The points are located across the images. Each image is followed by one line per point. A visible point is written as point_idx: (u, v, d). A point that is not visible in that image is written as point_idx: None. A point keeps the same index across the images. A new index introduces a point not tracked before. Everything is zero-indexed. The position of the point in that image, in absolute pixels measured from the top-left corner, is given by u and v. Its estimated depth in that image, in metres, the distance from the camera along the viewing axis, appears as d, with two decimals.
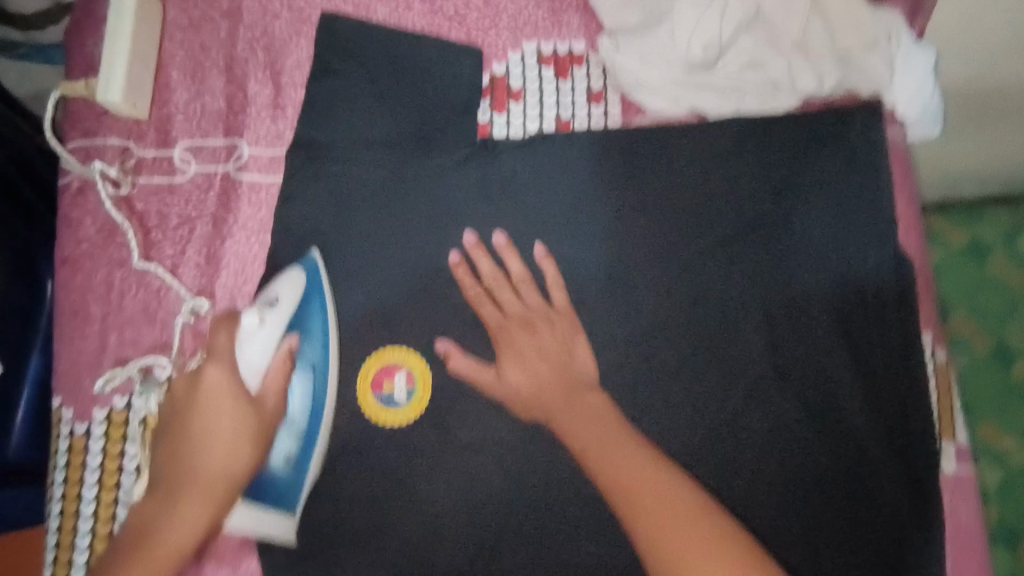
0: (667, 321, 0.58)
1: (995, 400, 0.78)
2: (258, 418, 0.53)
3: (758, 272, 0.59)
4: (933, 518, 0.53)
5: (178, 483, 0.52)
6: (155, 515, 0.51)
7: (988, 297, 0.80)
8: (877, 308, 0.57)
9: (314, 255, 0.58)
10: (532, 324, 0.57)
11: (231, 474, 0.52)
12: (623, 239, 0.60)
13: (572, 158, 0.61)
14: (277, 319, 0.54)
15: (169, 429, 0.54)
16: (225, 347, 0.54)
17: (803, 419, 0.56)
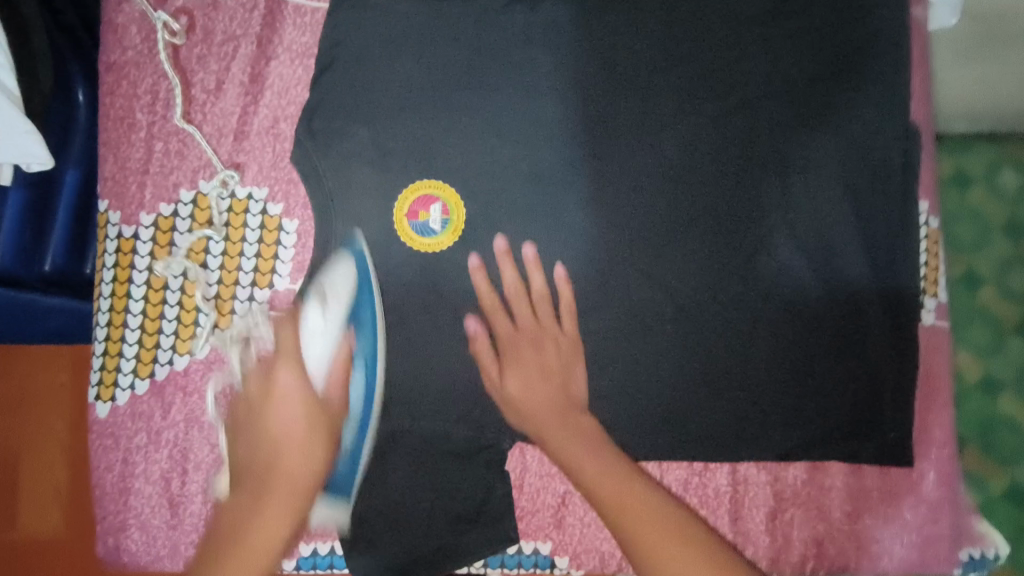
0: (692, 172, 0.61)
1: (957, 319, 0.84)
2: (327, 416, 0.57)
3: (783, 133, 0.61)
4: (906, 360, 0.61)
5: (259, 492, 0.54)
6: (245, 513, 0.54)
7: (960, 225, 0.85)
8: (886, 174, 0.62)
9: (358, 240, 0.59)
10: (542, 347, 0.60)
11: (313, 467, 0.55)
12: (657, 90, 0.61)
13: (615, 9, 0.62)
14: (335, 312, 0.57)
15: (240, 425, 0.56)
16: (291, 346, 0.57)
17: (807, 271, 0.61)
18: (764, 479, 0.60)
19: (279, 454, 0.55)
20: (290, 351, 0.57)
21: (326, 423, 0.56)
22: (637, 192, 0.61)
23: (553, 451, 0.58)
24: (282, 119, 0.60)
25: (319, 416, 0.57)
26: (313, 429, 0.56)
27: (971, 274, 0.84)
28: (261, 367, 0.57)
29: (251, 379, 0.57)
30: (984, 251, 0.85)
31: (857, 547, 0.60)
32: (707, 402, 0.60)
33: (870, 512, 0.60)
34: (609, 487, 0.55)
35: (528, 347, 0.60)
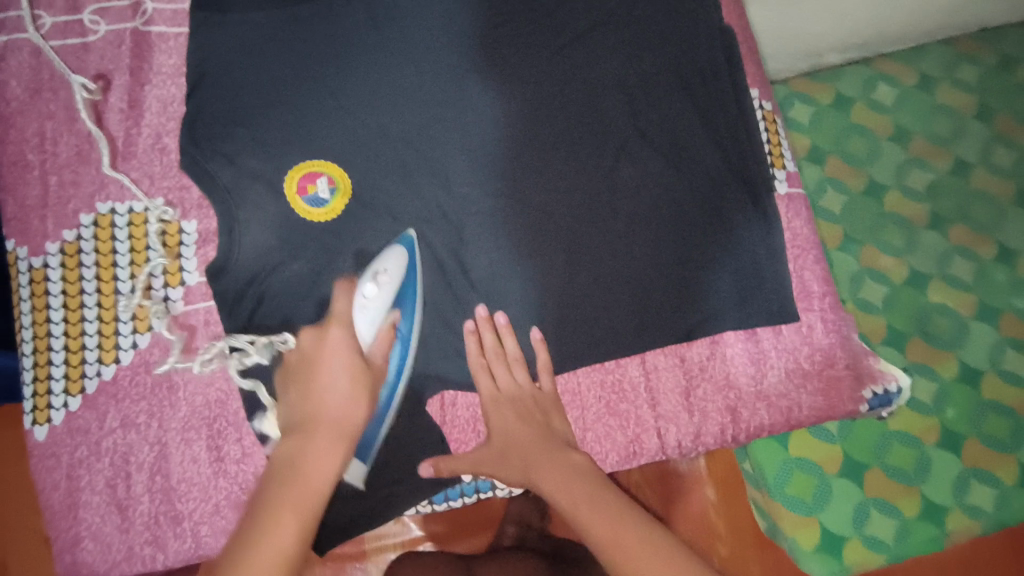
0: (546, 104, 0.68)
1: (871, 226, 0.93)
2: (371, 375, 0.60)
3: (618, 54, 0.69)
4: (772, 228, 0.67)
5: (312, 419, 0.56)
6: (299, 451, 0.55)
7: (854, 142, 0.96)
8: (712, 71, 0.70)
9: (410, 235, 0.65)
10: (523, 404, 0.63)
11: (358, 413, 0.58)
12: (500, 40, 0.68)
13: None
14: (389, 288, 0.62)
15: (295, 366, 0.60)
16: (343, 311, 0.61)
17: (666, 167, 0.67)
18: (669, 362, 0.65)
19: (323, 398, 0.57)
20: (342, 318, 0.61)
21: (369, 380, 0.60)
22: (501, 129, 0.68)
23: (539, 482, 0.60)
24: (165, 135, 0.66)
25: (359, 372, 0.59)
26: (357, 391, 0.58)
27: (873, 184, 0.95)
28: (316, 325, 0.62)
29: (307, 339, 0.61)
30: (875, 163, 0.95)
31: (767, 405, 0.65)
32: (606, 304, 0.65)
33: (773, 370, 0.65)
34: (589, 506, 0.57)
35: (511, 408, 0.63)
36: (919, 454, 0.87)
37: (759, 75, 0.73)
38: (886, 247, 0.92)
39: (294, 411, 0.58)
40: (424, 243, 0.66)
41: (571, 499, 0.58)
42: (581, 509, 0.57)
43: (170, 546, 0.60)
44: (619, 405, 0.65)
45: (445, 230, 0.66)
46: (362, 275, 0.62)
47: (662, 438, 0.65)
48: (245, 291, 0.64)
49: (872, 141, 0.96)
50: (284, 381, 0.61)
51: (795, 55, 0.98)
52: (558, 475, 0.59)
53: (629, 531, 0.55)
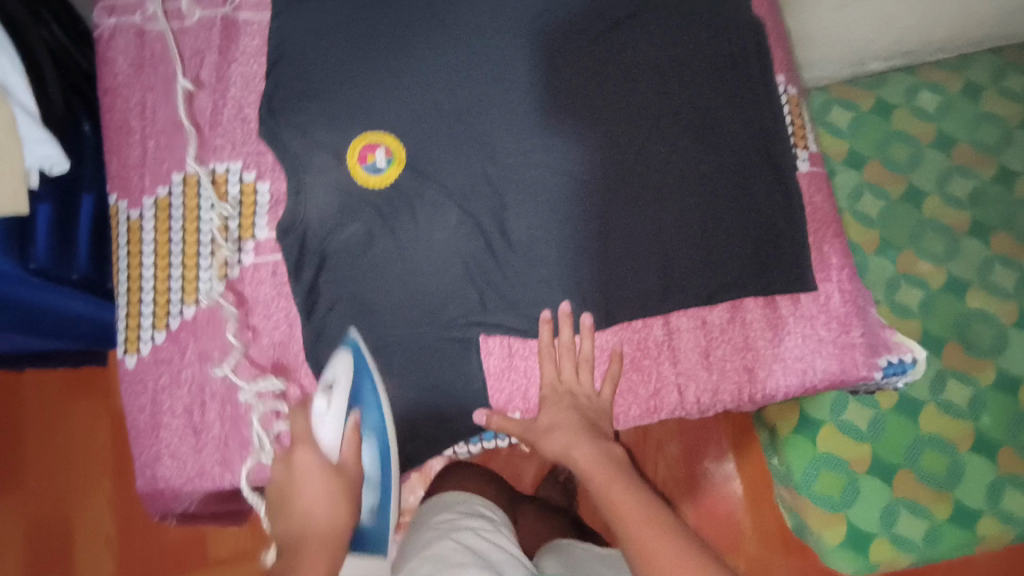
0: (582, 87, 0.74)
1: (909, 234, 1.04)
2: (342, 481, 0.61)
3: (654, 40, 0.75)
4: (793, 204, 0.71)
5: (297, 544, 0.57)
6: (288, 570, 0.55)
7: (895, 150, 1.07)
8: (742, 59, 0.75)
9: (353, 337, 0.67)
10: (578, 400, 0.69)
11: (339, 521, 0.59)
12: (541, 25, 0.75)
13: None
14: (342, 397, 0.62)
15: (275, 499, 0.61)
16: (304, 433, 0.62)
17: (694, 145, 0.72)
18: (690, 324, 0.70)
19: (310, 512, 0.58)
20: (303, 438, 0.61)
21: (348, 487, 0.61)
22: (543, 105, 0.74)
23: (573, 458, 0.65)
24: (245, 106, 0.75)
25: (337, 490, 0.60)
26: (335, 499, 0.59)
27: (913, 190, 1.05)
28: (281, 458, 0.62)
29: (278, 472, 0.62)
30: (920, 167, 1.06)
31: (782, 366, 0.69)
32: (633, 267, 0.71)
33: (790, 334, 0.69)
34: (621, 484, 0.61)
35: (566, 396, 0.69)
36: (952, 460, 0.96)
37: (786, 64, 0.78)
38: (925, 254, 1.03)
39: (286, 531, 0.59)
40: (467, 206, 0.73)
41: (603, 480, 0.62)
42: (610, 492, 0.61)
43: (235, 467, 0.68)
44: (641, 360, 0.71)
45: (486, 197, 0.73)
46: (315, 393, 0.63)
47: (681, 393, 0.70)
48: (308, 242, 0.72)
49: (914, 147, 1.07)
50: (270, 509, 0.62)
51: (837, 61, 1.11)
52: (596, 455, 0.64)
53: (638, 507, 0.59)
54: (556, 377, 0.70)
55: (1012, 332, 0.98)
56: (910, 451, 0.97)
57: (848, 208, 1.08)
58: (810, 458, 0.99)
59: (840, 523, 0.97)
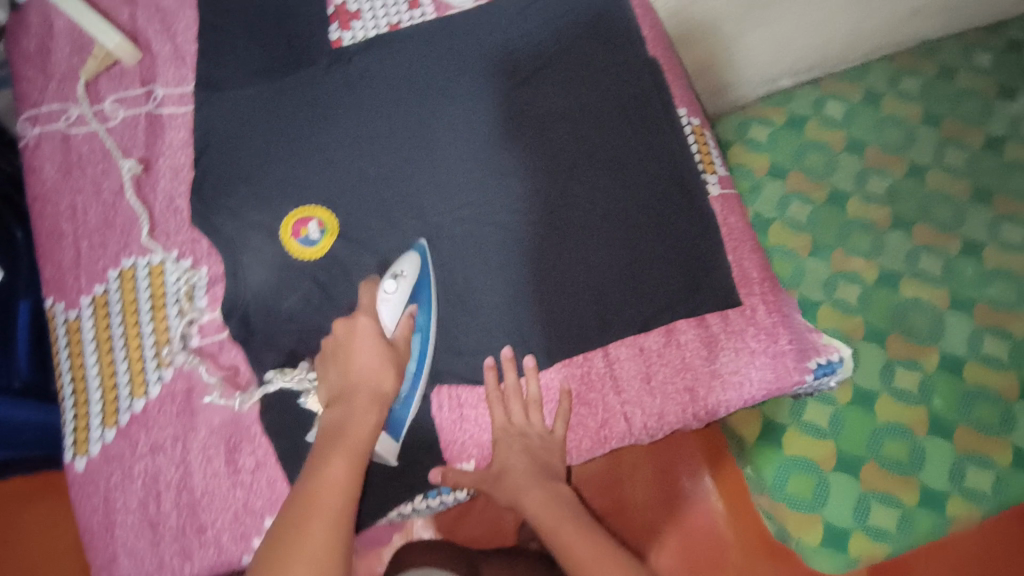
0: (500, 141, 0.78)
1: (836, 233, 1.10)
2: (394, 356, 0.68)
3: (562, 91, 0.80)
4: (710, 226, 0.75)
5: (351, 393, 0.66)
6: (340, 418, 0.65)
7: (812, 156, 1.15)
8: (645, 96, 0.80)
9: (421, 245, 0.74)
10: (529, 442, 0.72)
11: (385, 387, 0.67)
12: (453, 88, 0.79)
13: (406, 47, 0.80)
14: (406, 286, 0.71)
15: (330, 357, 0.69)
16: (369, 305, 0.70)
17: (611, 181, 0.77)
18: (629, 353, 0.73)
19: (362, 372, 0.67)
20: (368, 311, 0.70)
21: (396, 359, 0.68)
22: (465, 162, 0.78)
23: (524, 505, 0.69)
24: (176, 197, 0.77)
25: (388, 360, 0.67)
26: (384, 365, 0.67)
27: (838, 192, 1.12)
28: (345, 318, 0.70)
29: (337, 328, 0.69)
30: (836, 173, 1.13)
31: (720, 382, 0.72)
32: (567, 306, 0.74)
33: (725, 350, 0.72)
34: (571, 525, 0.66)
35: (517, 441, 0.71)
36: (913, 446, 0.99)
37: (687, 97, 0.84)
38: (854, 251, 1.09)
39: (335, 387, 0.67)
40: None
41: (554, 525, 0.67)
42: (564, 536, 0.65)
43: (196, 556, 0.68)
44: (587, 394, 0.73)
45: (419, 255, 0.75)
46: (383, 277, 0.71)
47: (628, 421, 0.72)
48: (251, 322, 0.73)
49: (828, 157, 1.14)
50: (319, 367, 0.70)
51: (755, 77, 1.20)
52: (543, 497, 0.69)
53: (585, 544, 0.64)
54: (507, 421, 0.72)
55: (949, 316, 1.03)
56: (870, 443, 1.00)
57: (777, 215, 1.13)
58: (776, 464, 1.02)
59: (816, 522, 0.99)
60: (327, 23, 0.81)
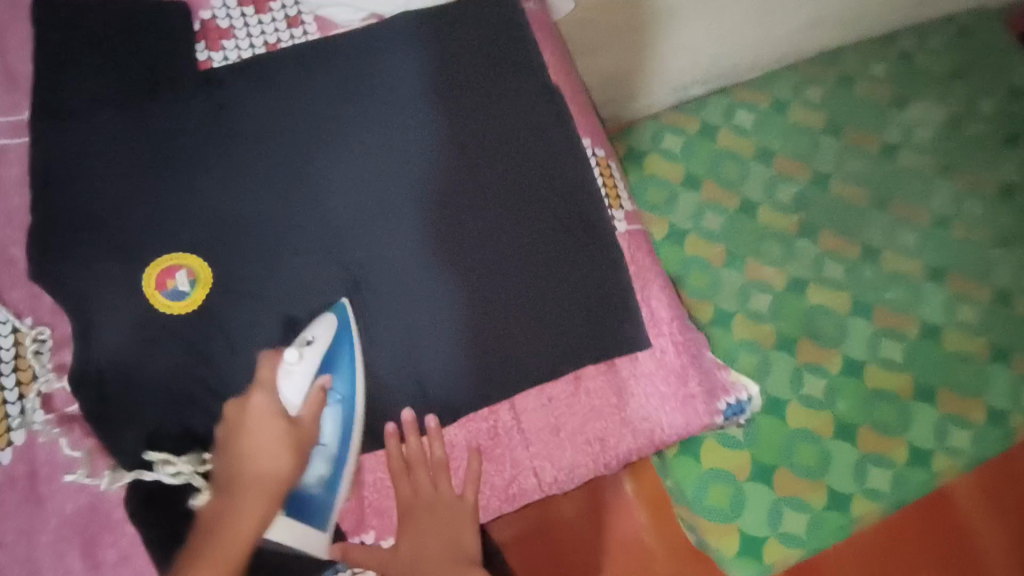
0: (392, 173, 0.72)
1: (749, 242, 1.22)
2: (295, 437, 0.60)
3: (457, 120, 0.74)
4: (617, 265, 0.73)
5: (237, 485, 0.58)
6: (220, 514, 0.57)
7: (728, 168, 1.27)
8: (546, 126, 0.76)
9: (344, 303, 0.67)
10: (435, 513, 0.67)
11: (278, 475, 0.58)
12: (338, 118, 0.73)
13: (284, 73, 0.74)
14: (314, 356, 0.63)
15: (224, 442, 0.61)
16: (270, 378, 0.62)
17: (513, 218, 0.72)
18: (537, 404, 0.69)
19: (253, 457, 0.59)
20: (267, 386, 0.62)
21: (296, 441, 0.60)
22: (353, 198, 0.71)
23: None
24: (13, 246, 0.69)
25: (285, 443, 0.60)
26: (282, 451, 0.59)
27: (747, 204, 1.24)
28: (244, 396, 0.62)
29: (233, 408, 0.62)
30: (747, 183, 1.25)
31: (630, 430, 0.70)
32: (468, 354, 0.69)
33: (634, 396, 0.71)
34: None
35: (423, 511, 0.67)
36: (820, 450, 1.08)
37: (591, 126, 0.81)
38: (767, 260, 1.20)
39: (224, 473, 0.59)
40: (286, 318, 0.68)
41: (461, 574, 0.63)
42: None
43: None
44: (493, 450, 0.69)
45: (304, 306, 0.68)
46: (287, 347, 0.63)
47: (537, 477, 0.69)
48: (108, 391, 0.64)
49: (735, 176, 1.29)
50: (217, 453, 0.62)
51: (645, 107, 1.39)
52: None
53: None
54: (412, 492, 0.67)
55: (851, 320, 1.15)
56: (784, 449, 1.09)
57: (692, 227, 1.25)
58: (695, 479, 1.07)
59: (734, 531, 1.04)
60: (194, 41, 0.75)
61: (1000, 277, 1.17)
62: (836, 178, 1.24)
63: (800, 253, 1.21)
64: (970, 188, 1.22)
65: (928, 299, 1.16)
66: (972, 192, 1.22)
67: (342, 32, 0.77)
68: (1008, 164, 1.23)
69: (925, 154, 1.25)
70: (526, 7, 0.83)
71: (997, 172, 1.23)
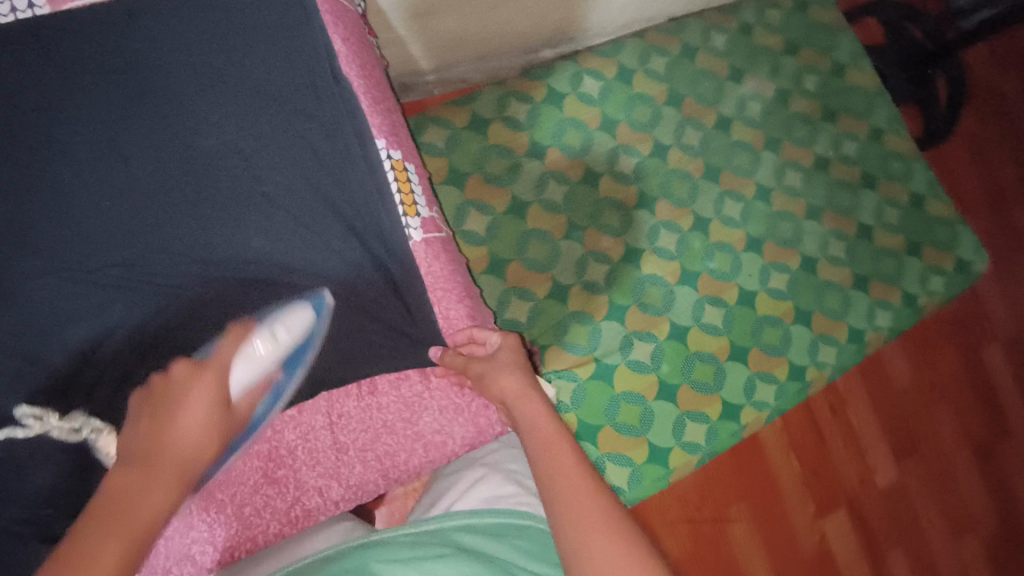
0: (154, 181, 0.67)
1: (591, 215, 1.44)
2: (227, 417, 0.57)
3: (230, 118, 0.69)
4: (403, 278, 0.74)
5: (154, 456, 0.51)
6: (131, 483, 0.49)
7: (570, 135, 1.49)
8: (332, 127, 0.72)
9: (324, 297, 0.69)
10: (213, 542, 0.65)
11: (203, 454, 0.53)
12: (84, 113, 0.67)
13: (14, 59, 0.66)
14: (280, 345, 0.63)
15: (159, 403, 0.56)
16: (226, 360, 0.60)
17: (296, 230, 0.70)
18: (323, 422, 0.69)
19: (185, 433, 0.53)
20: (221, 367, 0.59)
21: (229, 425, 0.57)
22: (105, 210, 0.66)
23: (536, 459, 0.63)
24: None
25: (219, 416, 0.56)
26: (213, 427, 0.55)
27: (592, 173, 1.48)
28: (193, 363, 0.59)
29: (178, 371, 0.58)
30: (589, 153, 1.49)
31: (423, 444, 0.73)
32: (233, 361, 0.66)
33: (427, 410, 0.73)
34: (578, 475, 0.60)
35: (194, 546, 0.64)
36: (646, 409, 1.36)
37: (385, 124, 0.76)
38: (607, 230, 1.44)
39: (146, 439, 0.53)
40: (26, 349, 0.63)
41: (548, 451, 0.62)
42: (549, 448, 0.63)
43: None
44: (277, 473, 0.68)
45: (50, 334, 0.64)
46: (256, 333, 0.63)
47: (322, 495, 0.70)
48: None
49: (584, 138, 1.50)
50: (141, 415, 0.56)
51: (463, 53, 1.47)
52: (556, 455, 0.62)
53: (589, 499, 0.58)
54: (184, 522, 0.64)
55: (678, 288, 1.45)
56: (608, 410, 1.34)
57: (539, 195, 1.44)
58: None
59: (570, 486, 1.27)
60: None
61: (808, 246, 1.54)
62: (673, 149, 1.53)
63: (636, 222, 1.47)
64: (789, 159, 1.59)
65: (743, 265, 1.50)
66: (790, 163, 1.59)
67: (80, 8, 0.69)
68: (822, 140, 1.62)
69: (754, 127, 1.59)
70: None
71: (814, 146, 1.61)
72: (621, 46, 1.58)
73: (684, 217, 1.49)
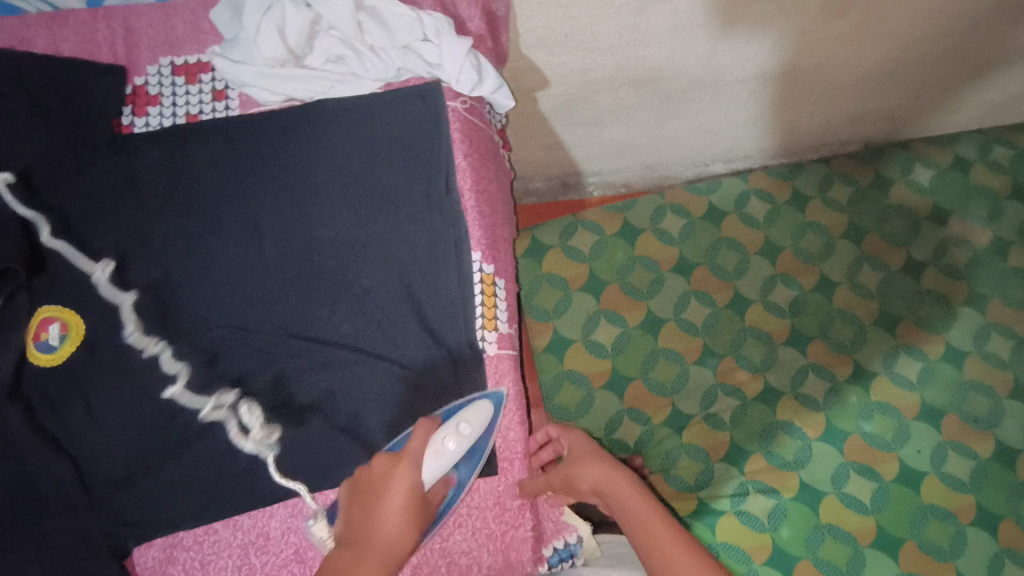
0: (273, 260, 0.77)
1: (733, 344, 1.21)
2: (421, 512, 0.64)
3: (348, 216, 0.78)
4: (467, 384, 0.74)
5: (363, 544, 0.59)
6: (344, 565, 0.57)
7: (725, 256, 1.30)
8: (434, 234, 0.77)
9: (500, 390, 0.73)
10: None
11: (403, 547, 0.60)
12: (237, 195, 0.79)
13: (196, 145, 0.80)
14: (466, 441, 0.68)
15: (361, 488, 0.64)
16: (417, 451, 0.66)
17: (382, 323, 0.75)
18: None
19: (387, 523, 0.61)
20: (414, 460, 0.65)
21: (420, 517, 0.63)
22: (233, 279, 0.77)
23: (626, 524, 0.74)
24: None
25: (412, 509, 0.63)
26: (409, 523, 0.62)
27: (741, 298, 1.25)
28: (387, 454, 0.66)
29: (379, 462, 0.65)
30: (744, 278, 1.27)
31: (448, 563, 0.71)
32: (294, 429, 0.72)
33: (460, 528, 0.72)
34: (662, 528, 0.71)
35: None
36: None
37: (484, 238, 0.79)
38: (743, 361, 1.20)
39: (357, 527, 0.61)
40: (145, 384, 0.74)
41: (630, 517, 0.73)
42: (628, 507, 0.74)
43: None
44: (306, 552, 0.70)
45: (163, 374, 0.74)
46: (445, 427, 0.67)
47: None
48: (146, 368, 0.74)
49: (740, 254, 1.29)
50: (349, 497, 0.64)
51: (624, 162, 1.47)
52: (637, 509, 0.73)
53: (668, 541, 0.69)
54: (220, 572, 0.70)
55: (818, 444, 1.12)
56: None
57: (674, 314, 1.25)
58: None
59: None
60: (122, 105, 0.82)
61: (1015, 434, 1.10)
62: (842, 288, 1.24)
63: (781, 361, 1.19)
64: (998, 322, 1.17)
65: (913, 437, 1.11)
66: (996, 327, 1.17)
67: (259, 112, 0.82)
68: None
69: (964, 274, 1.22)
70: (446, 107, 0.81)
71: None
72: (799, 169, 1.38)
73: (847, 364, 1.17)
